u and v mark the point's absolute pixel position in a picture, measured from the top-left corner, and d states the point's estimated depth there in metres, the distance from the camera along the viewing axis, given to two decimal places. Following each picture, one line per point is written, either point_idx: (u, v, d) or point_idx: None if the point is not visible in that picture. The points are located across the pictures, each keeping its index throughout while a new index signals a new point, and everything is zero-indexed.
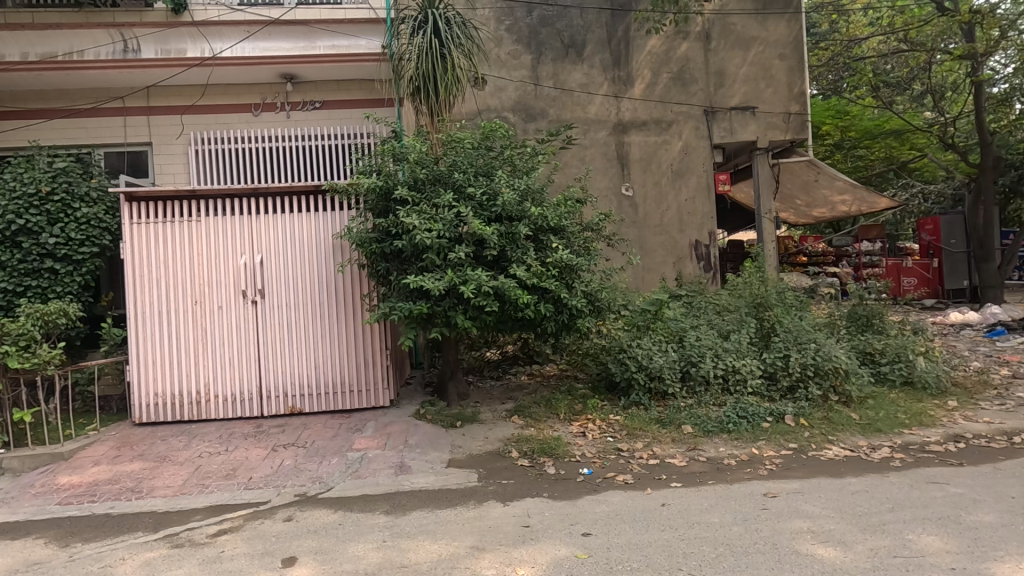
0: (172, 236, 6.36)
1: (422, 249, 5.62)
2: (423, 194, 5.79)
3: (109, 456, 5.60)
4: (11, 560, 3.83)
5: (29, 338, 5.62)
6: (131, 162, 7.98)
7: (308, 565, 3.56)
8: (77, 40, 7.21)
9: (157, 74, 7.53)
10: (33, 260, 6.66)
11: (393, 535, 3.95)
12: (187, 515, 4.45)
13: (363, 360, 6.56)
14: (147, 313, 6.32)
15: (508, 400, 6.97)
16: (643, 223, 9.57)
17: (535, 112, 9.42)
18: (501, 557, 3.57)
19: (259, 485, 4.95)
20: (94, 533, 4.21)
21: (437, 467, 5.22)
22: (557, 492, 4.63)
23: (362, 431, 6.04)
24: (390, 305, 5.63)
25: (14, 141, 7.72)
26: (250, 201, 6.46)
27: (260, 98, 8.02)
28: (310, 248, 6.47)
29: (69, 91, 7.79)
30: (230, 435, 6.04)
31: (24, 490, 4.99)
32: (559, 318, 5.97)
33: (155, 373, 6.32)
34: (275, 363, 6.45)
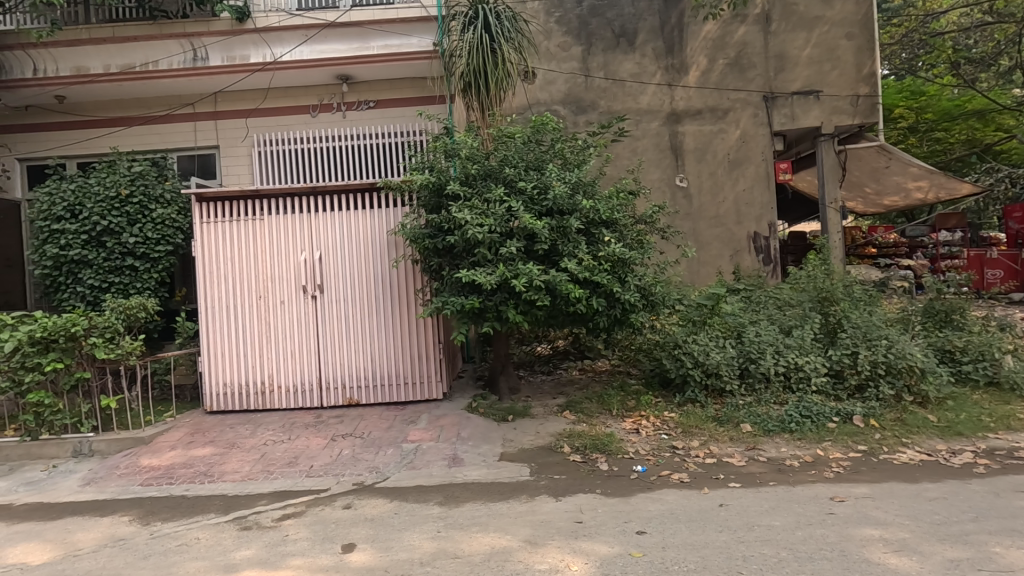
0: (238, 234, 6.68)
1: (473, 244, 5.64)
2: (474, 189, 5.80)
3: (183, 442, 5.97)
4: (100, 534, 4.16)
5: (114, 330, 6.08)
6: (201, 164, 8.45)
7: (366, 552, 3.67)
8: (151, 50, 7.61)
9: (224, 80, 7.92)
10: (115, 258, 7.17)
11: (447, 526, 4.01)
12: (254, 499, 4.69)
13: (417, 353, 6.69)
14: (216, 307, 6.68)
15: (560, 395, 6.94)
16: (698, 215, 9.30)
17: (585, 104, 9.29)
18: (554, 551, 3.56)
19: (319, 473, 5.14)
20: (172, 512, 4.50)
21: (489, 460, 5.26)
22: (610, 489, 4.56)
23: (415, 423, 6.17)
24: (443, 300, 5.70)
25: (98, 148, 8.30)
26: (308, 200, 6.69)
27: (318, 99, 8.33)
28: (366, 245, 6.65)
29: (145, 99, 8.30)
30: (293, 424, 6.30)
31: (111, 471, 5.40)
32: (611, 313, 5.89)
33: (224, 364, 6.68)
34: (333, 356, 6.68)
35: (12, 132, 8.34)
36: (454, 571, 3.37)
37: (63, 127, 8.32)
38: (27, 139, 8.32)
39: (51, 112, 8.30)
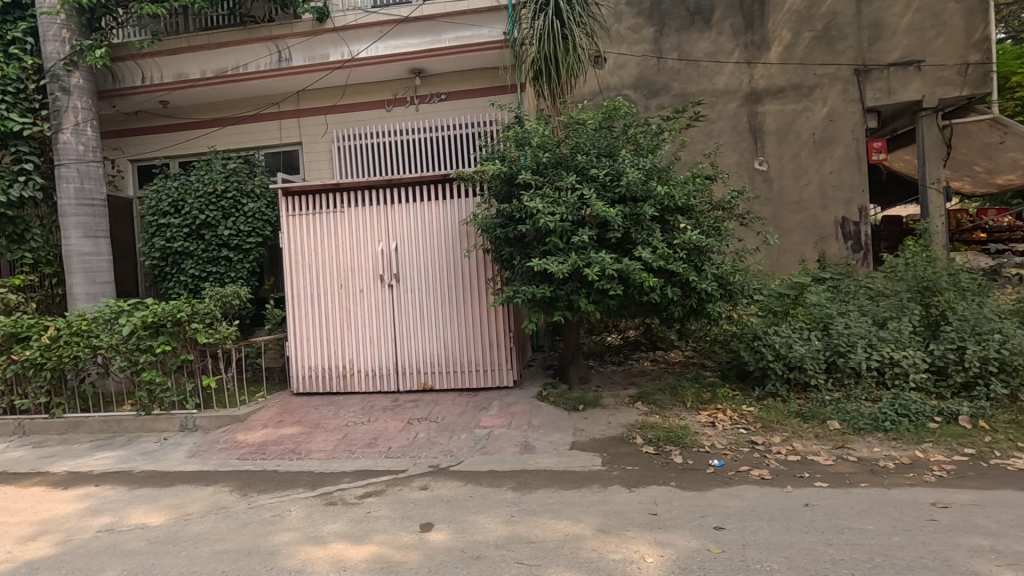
0: (321, 225, 7.03)
1: (545, 233, 5.62)
2: (546, 178, 5.78)
3: (274, 421, 6.40)
4: (206, 502, 4.56)
5: (212, 316, 6.61)
6: (286, 160, 8.95)
7: (443, 532, 3.80)
8: (241, 55, 8.10)
9: (306, 78, 8.33)
10: (213, 249, 7.75)
11: (520, 511, 4.06)
12: (338, 476, 4.97)
13: (489, 341, 6.80)
14: (301, 294, 7.08)
15: (631, 386, 6.85)
16: (780, 201, 8.80)
17: (657, 88, 8.99)
18: (628, 542, 3.53)
19: (397, 454, 5.37)
20: (266, 485, 4.86)
21: (560, 448, 5.28)
22: (686, 483, 4.45)
23: (487, 410, 6.28)
24: (514, 289, 5.74)
25: (196, 148, 8.99)
26: (385, 191, 6.93)
27: (392, 94, 8.59)
28: (439, 235, 6.81)
29: (236, 101, 8.89)
30: (371, 407, 6.60)
31: (212, 444, 5.90)
32: (687, 303, 5.72)
33: (309, 349, 7.09)
34: (409, 342, 6.92)
35: (124, 135, 9.17)
36: (530, 555, 3.41)
37: (166, 130, 9.06)
38: (136, 142, 9.13)
39: (156, 116, 9.05)
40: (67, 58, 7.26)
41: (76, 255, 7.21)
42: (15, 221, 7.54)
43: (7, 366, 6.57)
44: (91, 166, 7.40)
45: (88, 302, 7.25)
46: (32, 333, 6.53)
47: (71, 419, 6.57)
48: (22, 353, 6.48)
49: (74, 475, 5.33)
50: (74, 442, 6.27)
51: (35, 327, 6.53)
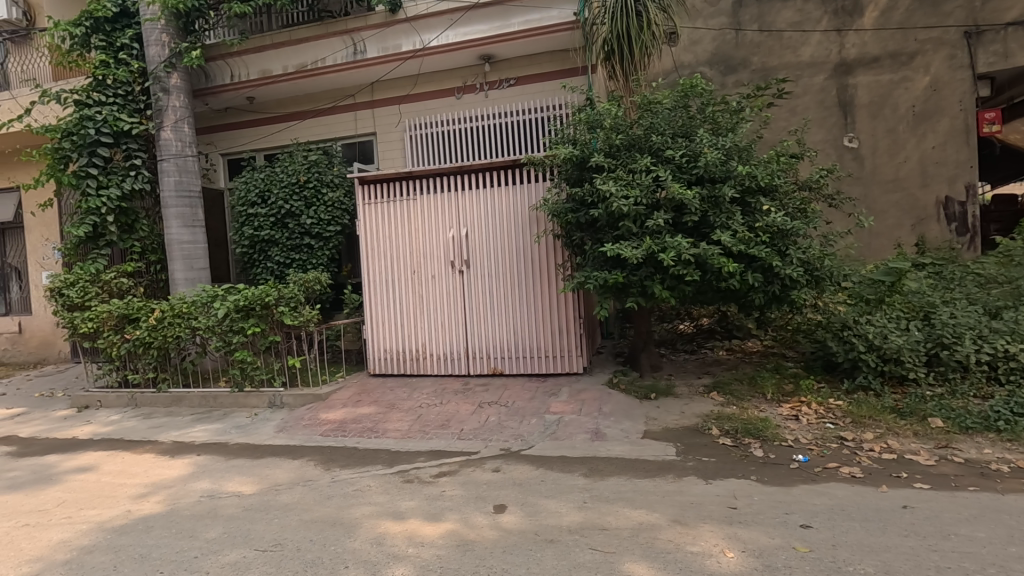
0: (394, 213, 7.24)
1: (617, 217, 5.49)
2: (619, 160, 5.62)
3: (352, 400, 6.70)
4: (293, 474, 4.85)
5: (297, 300, 6.98)
6: (361, 150, 9.24)
7: (516, 514, 3.84)
8: (319, 49, 8.40)
9: (379, 69, 8.54)
10: (296, 237, 8.18)
11: (592, 497, 4.03)
12: (414, 455, 5.14)
13: (558, 327, 6.77)
14: (377, 280, 7.34)
15: (705, 375, 6.62)
16: (873, 180, 8.13)
17: (735, 63, 8.50)
18: (707, 535, 3.41)
19: (470, 436, 5.48)
20: (347, 461, 5.10)
21: (632, 437, 5.20)
22: (767, 478, 4.24)
23: (557, 396, 6.28)
24: (585, 275, 5.65)
25: (279, 141, 9.47)
26: (456, 178, 7.02)
27: (461, 82, 8.67)
28: (509, 221, 6.83)
29: (315, 95, 9.27)
30: (443, 390, 6.76)
31: (298, 421, 6.27)
32: (769, 290, 5.43)
33: (384, 332, 7.35)
34: (479, 327, 7.02)
35: (215, 131, 9.80)
36: (603, 542, 3.39)
37: (252, 125, 9.60)
38: (226, 137, 9.74)
39: (244, 112, 9.61)
40: (166, 61, 7.84)
41: (177, 243, 7.83)
42: (127, 213, 8.29)
43: (121, 344, 7.25)
44: (188, 161, 7.97)
45: (187, 286, 7.87)
46: (141, 315, 7.17)
47: (174, 394, 7.18)
48: (133, 332, 7.15)
49: (179, 445, 5.83)
50: (178, 415, 6.86)
51: (144, 309, 7.17)
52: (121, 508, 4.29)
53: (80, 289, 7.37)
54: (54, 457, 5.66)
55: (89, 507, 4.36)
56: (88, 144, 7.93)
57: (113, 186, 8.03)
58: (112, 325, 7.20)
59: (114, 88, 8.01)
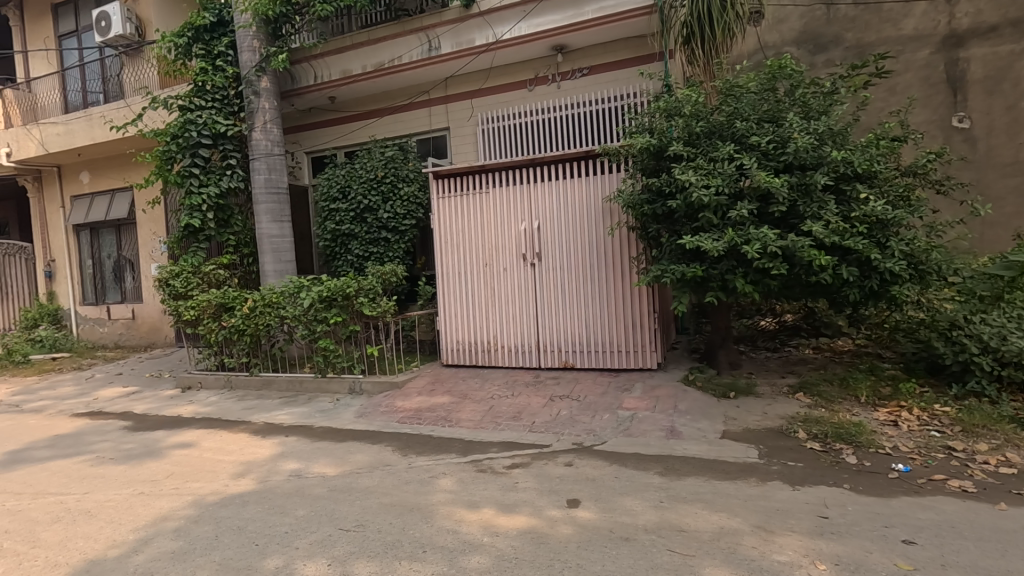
0: (468, 207, 7.33)
1: (697, 208, 5.27)
2: (698, 149, 5.39)
3: (427, 389, 6.89)
4: (373, 459, 5.06)
5: (375, 292, 7.31)
6: (435, 145, 9.40)
7: (590, 510, 3.80)
8: (395, 48, 8.64)
9: (453, 64, 8.66)
10: (374, 230, 8.49)
11: (669, 497, 3.92)
12: (486, 445, 5.22)
13: (632, 321, 6.63)
14: (451, 272, 7.48)
15: (790, 374, 6.26)
16: (988, 163, 7.33)
17: (826, 41, 7.90)
18: (795, 544, 3.23)
19: (541, 429, 5.49)
20: (423, 448, 5.26)
21: (710, 436, 5.00)
22: (863, 487, 3.95)
23: (630, 391, 6.16)
24: (661, 268, 5.44)
25: (358, 138, 9.83)
26: (528, 171, 7.00)
27: (534, 74, 8.63)
28: (582, 213, 6.74)
29: (392, 92, 9.54)
30: (514, 382, 6.81)
31: (376, 408, 6.53)
32: (865, 285, 5.03)
33: (457, 324, 7.49)
34: (550, 321, 6.99)
35: (301, 130, 10.33)
36: (682, 544, 3.28)
37: (334, 123, 10.03)
38: (310, 136, 10.24)
39: (326, 111, 10.06)
40: (257, 65, 8.35)
41: (267, 237, 8.34)
42: (223, 209, 8.92)
43: (218, 330, 7.83)
44: (277, 159, 8.45)
45: (276, 278, 8.38)
46: (235, 304, 7.71)
47: (265, 378, 7.68)
48: (229, 320, 7.70)
49: (270, 426, 6.24)
50: (268, 398, 7.34)
51: (238, 299, 7.71)
52: (221, 483, 4.65)
53: (184, 280, 8.05)
54: (163, 432, 6.22)
55: (193, 480, 4.75)
56: (190, 146, 8.56)
57: (212, 184, 8.69)
58: (210, 312, 7.80)
59: (211, 93, 8.61)
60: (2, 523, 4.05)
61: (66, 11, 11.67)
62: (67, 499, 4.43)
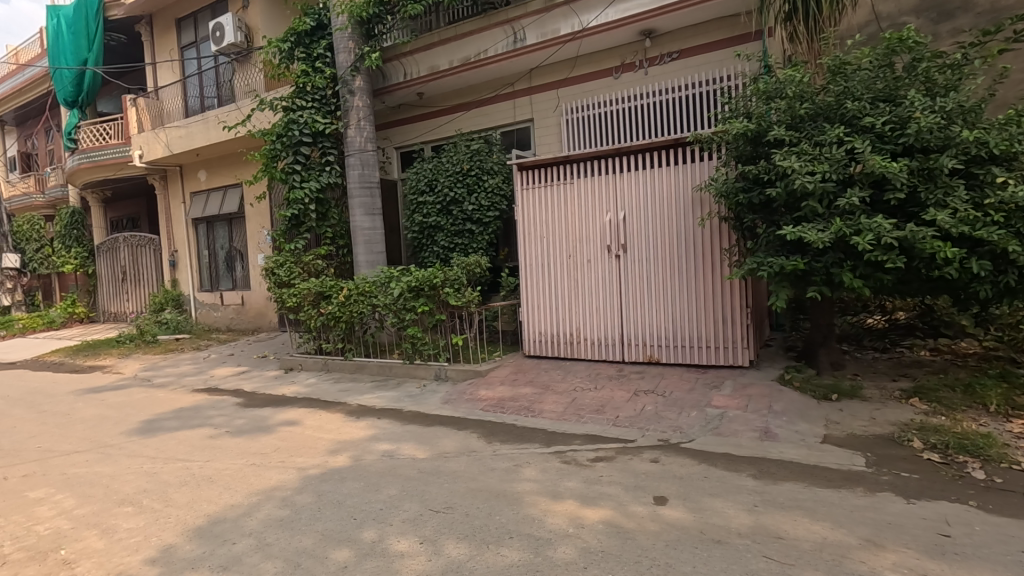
0: (552, 197, 7.31)
1: (799, 197, 4.93)
2: (802, 133, 5.04)
3: (510, 379, 6.99)
4: (459, 444, 5.22)
5: (460, 282, 7.50)
6: (519, 137, 9.45)
7: (679, 509, 3.69)
8: (481, 41, 8.75)
9: (538, 55, 8.63)
10: (459, 222, 8.71)
11: (764, 502, 3.73)
12: (570, 437, 5.21)
13: (723, 316, 6.34)
14: (534, 263, 7.51)
15: (902, 377, 5.73)
16: None
17: (953, 8, 7.07)
18: (910, 563, 2.96)
19: (625, 424, 5.40)
20: (506, 437, 5.35)
21: (808, 440, 4.69)
22: (993, 506, 3.54)
23: (720, 389, 5.90)
24: (758, 261, 5.12)
25: (445, 132, 10.08)
26: (614, 161, 6.86)
27: (620, 60, 8.43)
28: (671, 203, 6.52)
29: (477, 86, 9.69)
30: (597, 375, 6.75)
31: (460, 395, 6.72)
32: (999, 280, 4.49)
33: (539, 315, 7.52)
34: (636, 314, 6.84)
35: (392, 126, 10.75)
36: (780, 552, 3.11)
37: (422, 118, 10.34)
38: (400, 132, 10.64)
39: (414, 107, 10.38)
40: (352, 65, 8.78)
41: (360, 229, 8.78)
42: (322, 203, 9.50)
43: (316, 316, 8.37)
44: (370, 155, 8.86)
45: (368, 268, 8.82)
46: (332, 292, 8.21)
47: (358, 362, 8.13)
48: (326, 307, 8.21)
49: (363, 408, 6.60)
50: (361, 381, 7.77)
51: (335, 287, 8.20)
52: (321, 458, 4.99)
53: (288, 269, 8.73)
54: (270, 410, 6.76)
55: (297, 454, 5.13)
56: (294, 144, 9.16)
57: (313, 179, 9.29)
58: (311, 300, 8.36)
59: (311, 94, 9.18)
60: (141, 482, 4.60)
61: (188, 24, 12.85)
62: (192, 465, 4.94)
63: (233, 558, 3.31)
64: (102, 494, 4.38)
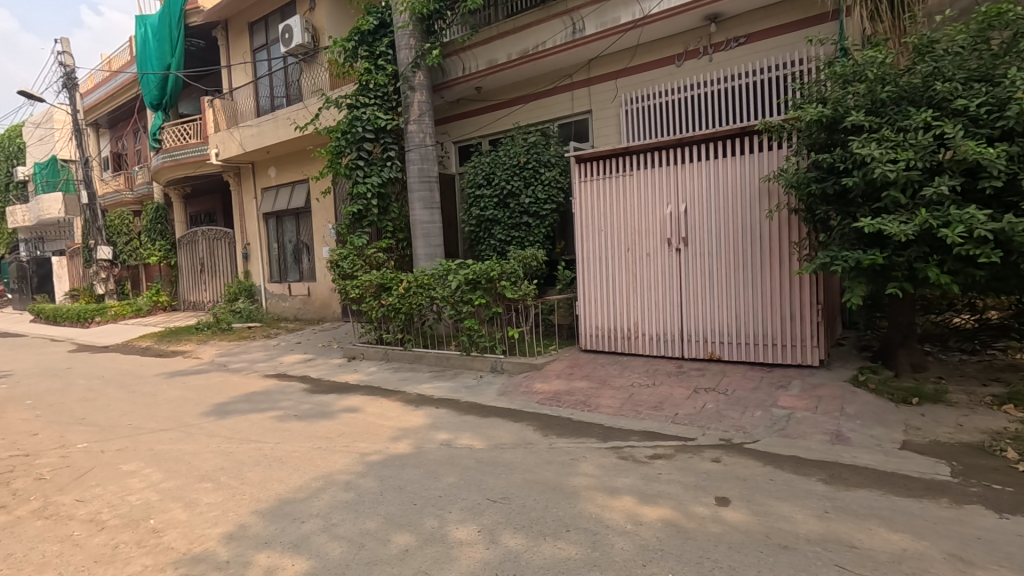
0: (610, 190, 7.19)
1: (879, 186, 4.62)
2: (884, 118, 4.71)
3: (566, 372, 6.97)
4: (515, 436, 5.25)
5: (516, 275, 7.56)
6: (576, 129, 9.35)
7: (742, 512, 3.57)
8: (540, 33, 8.71)
9: (597, 45, 8.49)
10: (516, 215, 8.73)
11: (836, 508, 3.54)
12: (627, 433, 5.14)
13: (791, 313, 6.05)
14: (591, 257, 7.43)
15: (994, 382, 5.28)
16: None
17: None
18: None
19: (685, 422, 5.27)
20: (562, 430, 5.33)
21: (885, 446, 4.42)
22: None
23: (787, 389, 5.65)
24: (831, 255, 4.84)
25: (503, 126, 10.11)
26: (675, 151, 6.67)
27: (683, 48, 8.17)
28: (736, 195, 6.28)
29: (535, 78, 9.65)
30: (655, 371, 6.61)
31: (516, 387, 6.76)
32: None
33: (596, 309, 7.44)
34: (697, 309, 6.65)
35: (450, 121, 10.89)
36: (853, 562, 2.95)
37: (480, 112, 10.41)
38: (458, 126, 10.76)
39: (473, 101, 10.46)
40: (413, 62, 8.94)
41: (419, 223, 8.97)
42: (383, 197, 9.78)
43: (377, 307, 8.63)
44: (429, 150, 9.02)
45: (426, 261, 9.01)
46: (393, 284, 8.43)
47: (416, 353, 8.33)
48: (386, 299, 8.45)
49: (422, 397, 6.77)
50: (419, 370, 7.97)
51: (395, 279, 8.41)
52: (383, 445, 5.16)
53: (351, 262, 9.04)
54: (334, 396, 7.06)
55: (360, 440, 5.33)
56: (357, 140, 9.45)
57: (374, 175, 9.57)
58: (372, 291, 8.61)
59: (374, 91, 9.44)
60: (219, 460, 4.91)
61: (259, 28, 13.48)
62: (264, 446, 5.23)
63: (302, 536, 3.48)
64: (184, 469, 4.71)
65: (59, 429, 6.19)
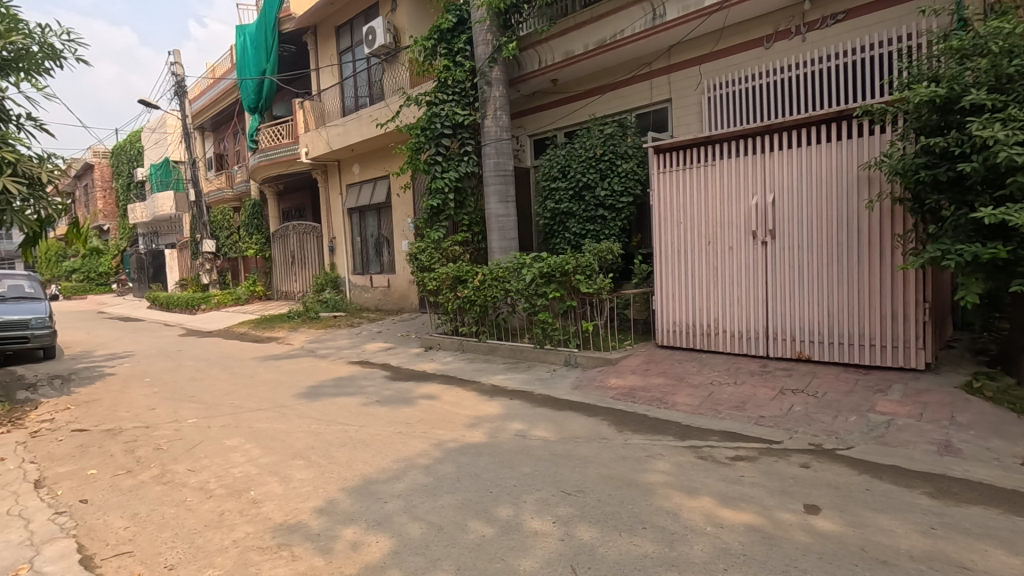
0: (690, 181, 6.93)
1: (1003, 172, 4.16)
2: (1010, 96, 4.23)
3: (641, 368, 6.83)
4: (589, 430, 5.23)
5: (591, 269, 7.42)
6: (655, 119, 9.07)
7: (835, 521, 3.35)
8: (619, 22, 8.52)
9: (679, 30, 8.18)
10: (591, 208, 8.63)
11: (944, 525, 3.24)
12: (707, 433, 4.97)
13: (893, 311, 5.58)
14: (670, 250, 7.21)
15: None
16: None
17: None
18: None
19: (770, 424, 5.01)
20: (638, 427, 5.24)
21: (1004, 460, 3.99)
22: None
23: (887, 393, 5.22)
24: (944, 248, 4.40)
25: (579, 118, 10.00)
26: (763, 139, 6.32)
27: (773, 29, 7.72)
28: (830, 184, 5.88)
29: (612, 68, 9.46)
30: (738, 369, 6.33)
31: (590, 382, 6.71)
32: None
33: (674, 305, 7.21)
34: (784, 306, 6.29)
35: (526, 115, 10.92)
36: None
37: (555, 105, 10.36)
38: (534, 120, 10.77)
39: (549, 94, 10.43)
40: (490, 57, 9.04)
41: (494, 216, 9.09)
42: (459, 192, 9.97)
43: (453, 299, 8.84)
44: (505, 143, 9.10)
45: (501, 254, 9.11)
46: (468, 277, 8.56)
47: (490, 344, 8.47)
48: (462, 292, 8.64)
49: (496, 388, 6.89)
50: (494, 362, 8.11)
51: (471, 272, 8.53)
52: (459, 432, 5.31)
53: (429, 254, 9.30)
54: (412, 384, 7.34)
55: (437, 426, 5.51)
56: (436, 136, 9.70)
57: (452, 170, 9.80)
58: (448, 284, 8.82)
59: (452, 87, 9.67)
60: (309, 440, 5.25)
61: (345, 31, 14.14)
62: (349, 429, 5.53)
63: (385, 516, 3.65)
64: (279, 447, 5.08)
65: (172, 404, 6.86)
